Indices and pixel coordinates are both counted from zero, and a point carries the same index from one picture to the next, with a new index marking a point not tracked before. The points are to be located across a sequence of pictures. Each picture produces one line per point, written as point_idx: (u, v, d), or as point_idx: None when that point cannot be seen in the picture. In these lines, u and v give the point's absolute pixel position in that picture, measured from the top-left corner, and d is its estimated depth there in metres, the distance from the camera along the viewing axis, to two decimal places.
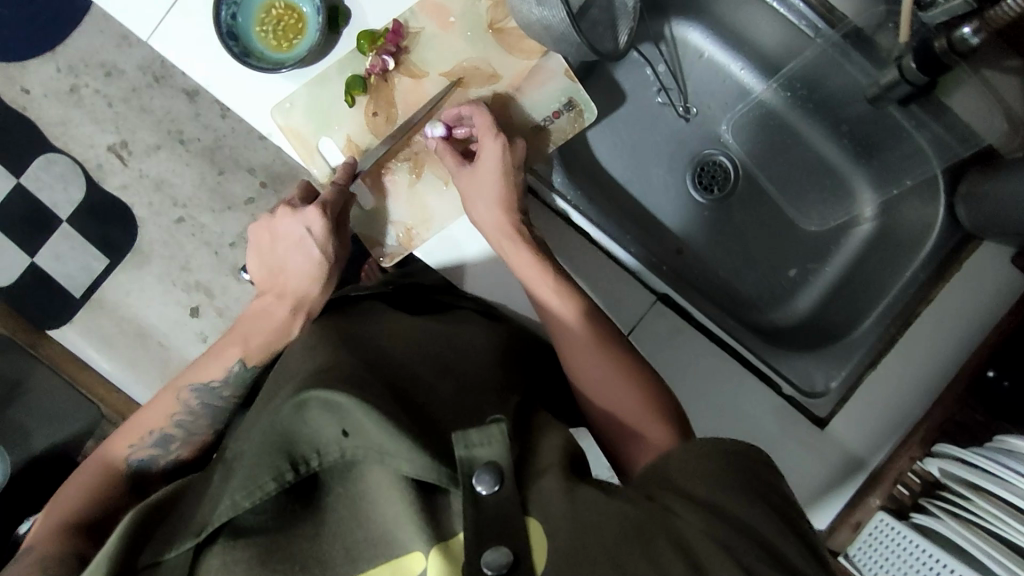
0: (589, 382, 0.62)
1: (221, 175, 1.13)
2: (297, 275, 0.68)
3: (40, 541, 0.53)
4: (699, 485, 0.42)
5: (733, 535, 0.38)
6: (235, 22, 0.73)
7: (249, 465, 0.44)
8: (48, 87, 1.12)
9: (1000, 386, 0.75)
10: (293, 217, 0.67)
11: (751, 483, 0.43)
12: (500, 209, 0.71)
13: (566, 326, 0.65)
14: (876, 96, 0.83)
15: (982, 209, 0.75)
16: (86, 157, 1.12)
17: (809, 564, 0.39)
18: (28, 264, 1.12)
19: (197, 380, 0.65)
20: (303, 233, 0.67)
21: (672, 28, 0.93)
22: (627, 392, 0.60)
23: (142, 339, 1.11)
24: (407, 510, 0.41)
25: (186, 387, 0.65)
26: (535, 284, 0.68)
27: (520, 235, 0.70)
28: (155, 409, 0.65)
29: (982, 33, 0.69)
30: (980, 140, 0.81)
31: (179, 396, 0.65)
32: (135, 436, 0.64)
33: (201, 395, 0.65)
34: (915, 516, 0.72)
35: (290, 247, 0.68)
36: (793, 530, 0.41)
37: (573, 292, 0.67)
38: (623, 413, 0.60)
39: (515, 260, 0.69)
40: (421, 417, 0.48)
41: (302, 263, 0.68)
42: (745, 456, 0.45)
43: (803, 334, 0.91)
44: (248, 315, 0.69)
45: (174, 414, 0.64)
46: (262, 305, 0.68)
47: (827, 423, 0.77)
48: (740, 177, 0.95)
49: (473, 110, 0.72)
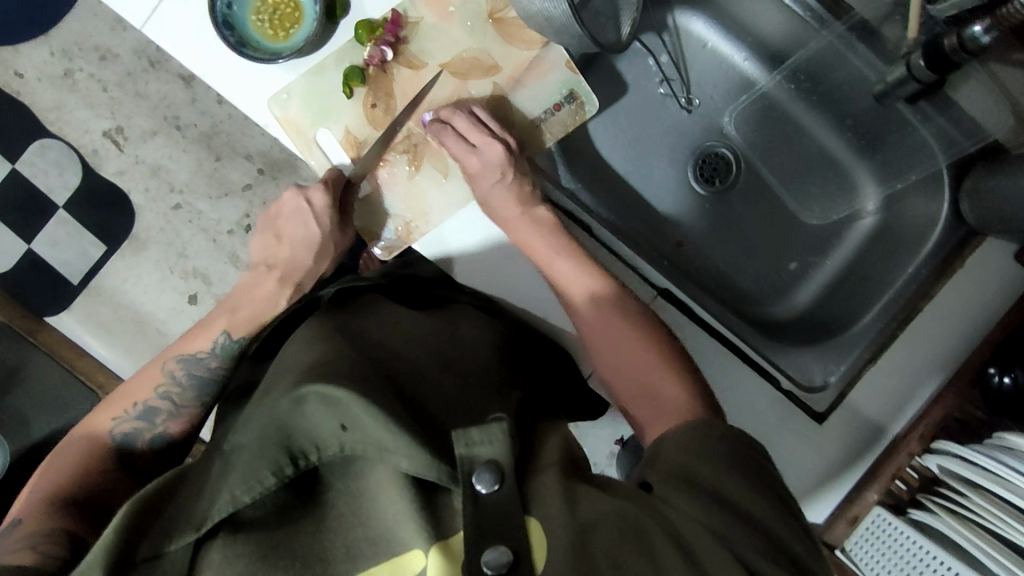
0: (607, 350, 0.63)
1: (218, 162, 1.12)
2: (296, 248, 0.71)
3: (26, 517, 0.53)
4: (698, 463, 0.43)
5: (731, 521, 0.39)
6: (229, 10, 0.72)
7: (248, 458, 0.43)
8: (42, 71, 1.10)
9: (1002, 385, 0.73)
10: (297, 192, 0.71)
11: (741, 458, 0.44)
12: (514, 202, 0.72)
13: (587, 299, 0.66)
14: (882, 92, 0.83)
15: (986, 205, 0.74)
16: (81, 142, 1.11)
17: (807, 549, 0.41)
18: (24, 251, 1.11)
19: (184, 351, 0.66)
20: (302, 205, 0.70)
21: (675, 17, 0.92)
22: (641, 353, 0.60)
23: (140, 326, 1.11)
24: (409, 507, 0.41)
25: (174, 357, 0.66)
26: (551, 258, 0.70)
27: (545, 223, 0.72)
28: (140, 382, 0.65)
29: (994, 31, 0.67)
30: (985, 134, 0.80)
31: (165, 366, 0.66)
32: (118, 409, 0.63)
33: (188, 364, 0.66)
34: (914, 512, 0.72)
35: (291, 220, 0.71)
36: (794, 517, 0.42)
37: (596, 271, 0.68)
38: (640, 371, 0.59)
39: (535, 240, 0.71)
40: (421, 413, 0.47)
41: (300, 232, 0.71)
42: (737, 439, 0.46)
43: (805, 328, 0.90)
44: (240, 289, 0.71)
45: (160, 385, 0.65)
46: (253, 282, 0.71)
47: (824, 420, 0.76)
48: (741, 169, 0.94)
49: (451, 116, 0.73)
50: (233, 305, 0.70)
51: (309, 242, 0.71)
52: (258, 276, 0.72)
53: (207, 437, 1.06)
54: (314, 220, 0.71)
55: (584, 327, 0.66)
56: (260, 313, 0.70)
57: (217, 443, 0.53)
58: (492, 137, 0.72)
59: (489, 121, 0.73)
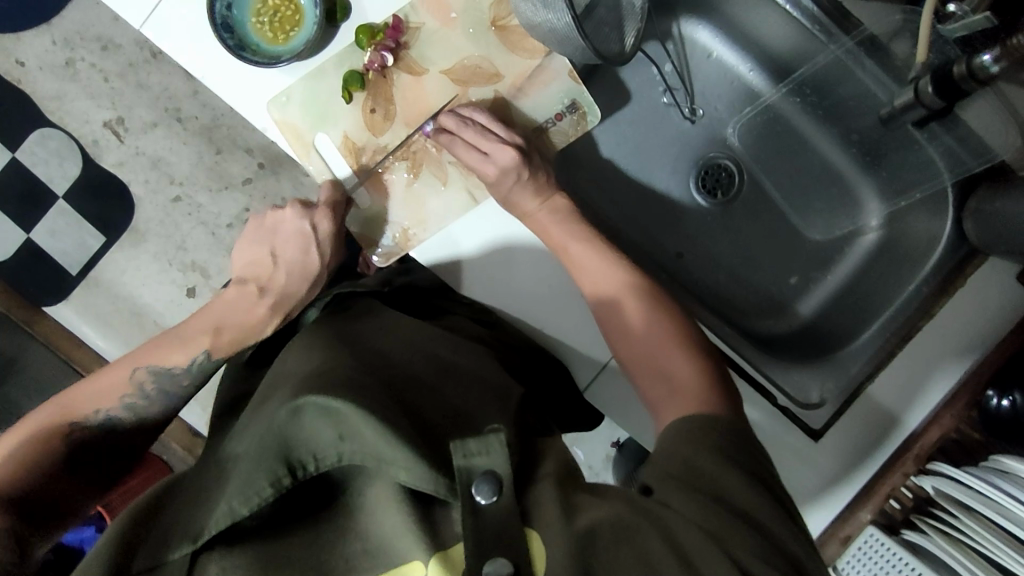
0: (625, 330, 0.64)
1: (218, 155, 1.11)
2: (292, 275, 0.71)
3: None
4: (698, 458, 0.45)
5: (728, 521, 0.41)
6: (228, 13, 0.71)
7: (246, 471, 0.42)
8: (43, 59, 1.09)
9: (1001, 407, 0.75)
10: (300, 212, 0.71)
11: (739, 453, 0.47)
12: (540, 198, 0.73)
13: (604, 285, 0.68)
14: (889, 116, 0.83)
15: (991, 226, 0.74)
16: (81, 132, 1.10)
17: (804, 549, 0.42)
18: (22, 241, 1.11)
19: (160, 363, 0.64)
20: (306, 229, 0.71)
21: (680, 26, 0.91)
22: (659, 327, 0.63)
23: (136, 318, 1.10)
24: (406, 519, 0.39)
25: (145, 367, 0.63)
26: (568, 241, 0.71)
27: (565, 211, 0.73)
28: (104, 387, 0.62)
29: (1003, 61, 0.66)
30: (993, 154, 0.78)
31: (134, 375, 0.63)
32: (78, 413, 0.60)
33: (159, 378, 0.64)
34: (906, 533, 0.73)
35: (291, 242, 0.71)
36: (790, 517, 0.44)
37: (616, 257, 0.70)
38: (657, 354, 0.61)
39: (552, 227, 0.72)
40: (421, 424, 0.46)
41: (297, 257, 0.71)
42: (736, 433, 0.49)
43: (806, 343, 0.90)
44: (225, 304, 0.69)
45: (126, 395, 0.62)
46: (241, 301, 0.69)
47: (821, 436, 0.76)
48: (744, 182, 0.94)
49: (451, 139, 0.72)
50: (220, 323, 0.68)
51: (304, 271, 0.71)
52: (244, 294, 0.70)
53: (206, 431, 1.14)
54: (316, 244, 0.71)
55: (603, 312, 0.67)
56: (245, 336, 0.68)
57: (212, 451, 0.52)
58: (504, 141, 0.71)
59: (493, 125, 0.73)
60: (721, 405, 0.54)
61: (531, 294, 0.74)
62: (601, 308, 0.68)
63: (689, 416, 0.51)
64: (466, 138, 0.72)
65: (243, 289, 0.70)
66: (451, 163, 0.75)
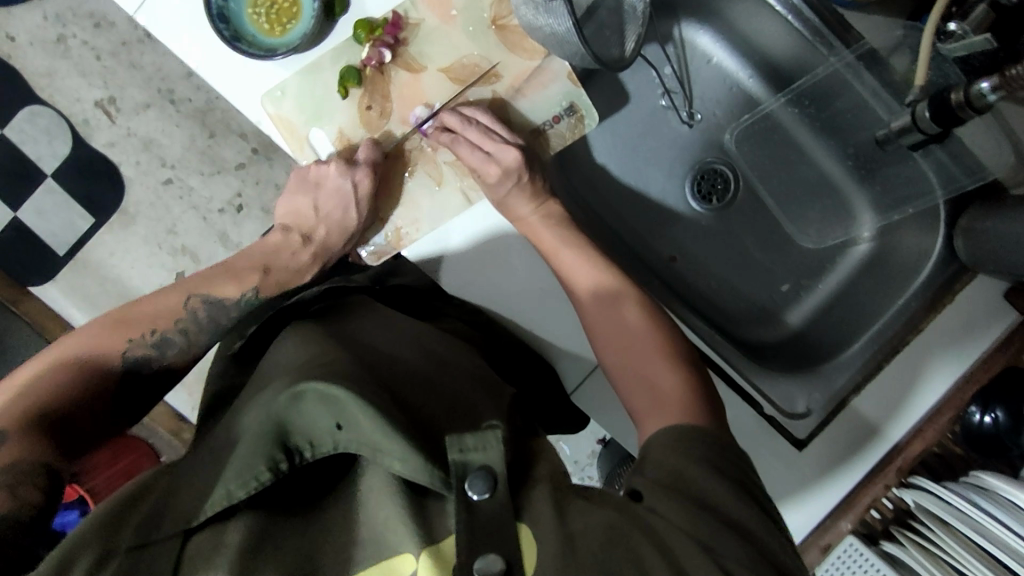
0: (613, 335, 0.64)
1: (211, 139, 1.10)
2: (332, 231, 0.75)
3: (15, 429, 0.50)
4: (685, 465, 0.46)
5: (713, 526, 0.41)
6: (225, 4, 0.70)
7: (242, 453, 0.41)
8: (34, 35, 1.08)
9: (983, 423, 0.76)
10: (343, 171, 0.71)
11: (723, 461, 0.47)
12: (537, 206, 0.73)
13: (602, 291, 0.68)
14: (885, 138, 0.84)
15: (980, 245, 0.75)
16: (71, 111, 1.09)
17: (788, 556, 0.43)
18: (9, 218, 1.10)
19: (212, 294, 0.68)
20: (347, 189, 0.71)
21: (682, 29, 0.92)
22: (648, 333, 0.63)
23: (123, 300, 1.10)
24: (399, 511, 0.39)
25: (198, 296, 0.67)
26: (558, 247, 0.71)
27: (559, 217, 0.74)
28: (159, 310, 0.65)
29: (1001, 91, 0.65)
30: (986, 173, 0.79)
31: (189, 302, 0.66)
32: (135, 332, 0.63)
33: (210, 307, 0.67)
34: (886, 544, 0.74)
35: (331, 200, 0.72)
36: (768, 515, 0.44)
37: (606, 265, 0.70)
38: (642, 352, 0.62)
39: (539, 233, 0.72)
40: (415, 418, 0.45)
41: (336, 215, 0.73)
42: (720, 442, 0.49)
43: (791, 351, 0.92)
44: (269, 247, 0.76)
45: (179, 320, 0.65)
46: (285, 248, 0.76)
47: (806, 445, 0.78)
48: (739, 190, 0.95)
49: (453, 139, 0.71)
50: (267, 265, 0.73)
51: (343, 227, 0.74)
52: (289, 243, 0.76)
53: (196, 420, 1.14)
54: (355, 206, 0.72)
55: (584, 317, 0.68)
56: (288, 279, 0.74)
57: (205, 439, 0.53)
58: (506, 142, 0.72)
59: (496, 125, 0.73)
60: (704, 418, 0.53)
61: (517, 294, 0.74)
62: (584, 313, 0.68)
63: (668, 427, 0.51)
64: (469, 137, 0.72)
65: (288, 237, 0.76)
66: (446, 163, 0.74)
